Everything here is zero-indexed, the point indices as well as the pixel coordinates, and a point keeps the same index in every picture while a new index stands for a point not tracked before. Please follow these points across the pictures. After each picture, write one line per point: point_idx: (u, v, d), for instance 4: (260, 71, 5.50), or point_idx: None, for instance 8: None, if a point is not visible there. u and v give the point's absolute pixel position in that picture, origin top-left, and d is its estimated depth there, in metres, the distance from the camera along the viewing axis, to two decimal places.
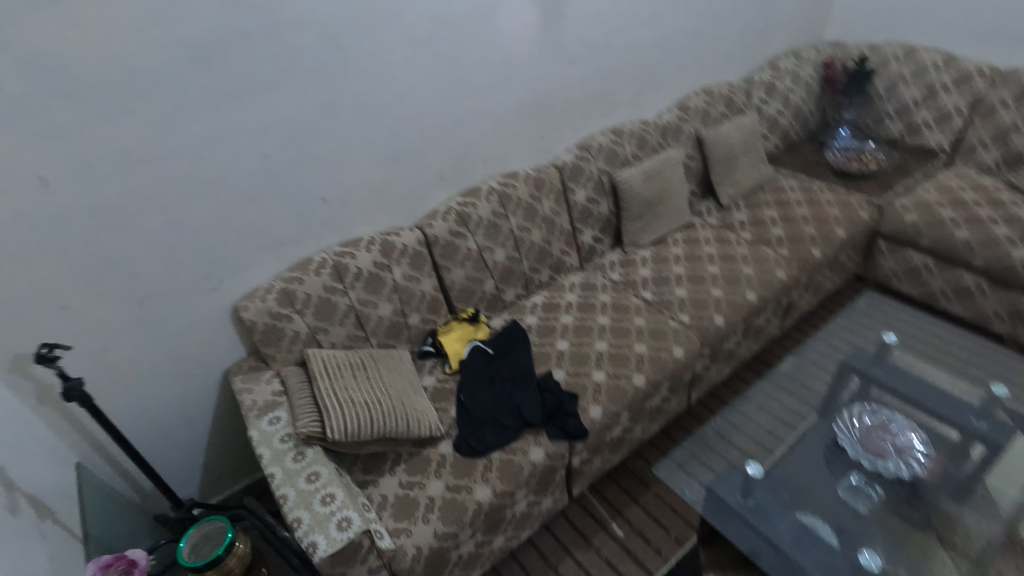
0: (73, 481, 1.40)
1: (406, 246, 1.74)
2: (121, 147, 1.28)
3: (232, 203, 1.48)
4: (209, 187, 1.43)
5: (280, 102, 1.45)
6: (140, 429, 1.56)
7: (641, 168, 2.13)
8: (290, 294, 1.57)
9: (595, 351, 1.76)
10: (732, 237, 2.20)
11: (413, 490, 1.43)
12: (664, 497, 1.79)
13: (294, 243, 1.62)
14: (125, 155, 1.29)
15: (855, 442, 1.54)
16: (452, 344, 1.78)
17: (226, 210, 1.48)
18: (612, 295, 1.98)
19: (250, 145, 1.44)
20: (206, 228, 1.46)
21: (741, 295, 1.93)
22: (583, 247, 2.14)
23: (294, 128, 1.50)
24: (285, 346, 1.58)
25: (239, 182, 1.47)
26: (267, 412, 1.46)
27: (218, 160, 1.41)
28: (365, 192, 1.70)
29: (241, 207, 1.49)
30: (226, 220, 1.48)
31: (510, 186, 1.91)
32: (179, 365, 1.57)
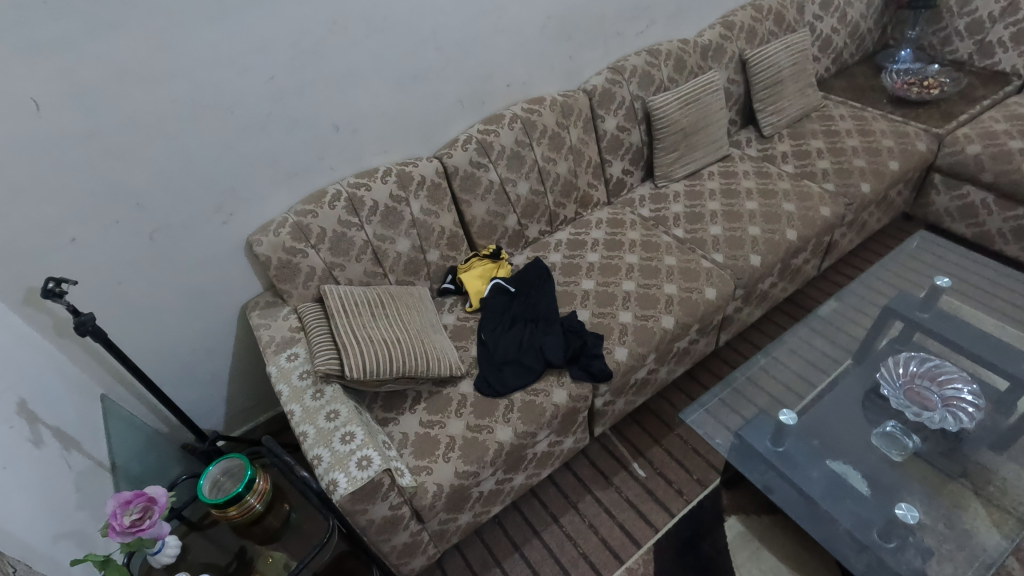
0: (98, 413, 1.41)
1: (424, 178, 1.64)
2: (114, 66, 1.18)
3: (238, 129, 1.38)
4: (213, 111, 1.33)
5: (284, 15, 1.31)
6: (161, 363, 1.56)
7: (678, 93, 1.95)
8: (304, 228, 1.50)
9: (622, 291, 1.68)
10: (774, 170, 2.05)
11: (433, 429, 1.41)
12: (687, 439, 1.76)
13: (306, 173, 1.54)
14: (120, 75, 1.19)
15: (897, 389, 1.48)
16: (473, 282, 1.72)
17: (233, 138, 1.38)
18: (641, 232, 1.88)
19: (253, 64, 1.33)
20: (212, 157, 1.38)
21: (781, 233, 1.81)
22: (612, 180, 2.01)
23: (301, 45, 1.37)
24: (301, 282, 1.53)
25: (244, 106, 1.36)
26: (285, 349, 1.44)
27: (220, 81, 1.30)
28: (379, 118, 1.58)
29: (247, 134, 1.40)
30: (232, 148, 1.40)
31: (535, 113, 1.76)
32: (195, 300, 1.54)
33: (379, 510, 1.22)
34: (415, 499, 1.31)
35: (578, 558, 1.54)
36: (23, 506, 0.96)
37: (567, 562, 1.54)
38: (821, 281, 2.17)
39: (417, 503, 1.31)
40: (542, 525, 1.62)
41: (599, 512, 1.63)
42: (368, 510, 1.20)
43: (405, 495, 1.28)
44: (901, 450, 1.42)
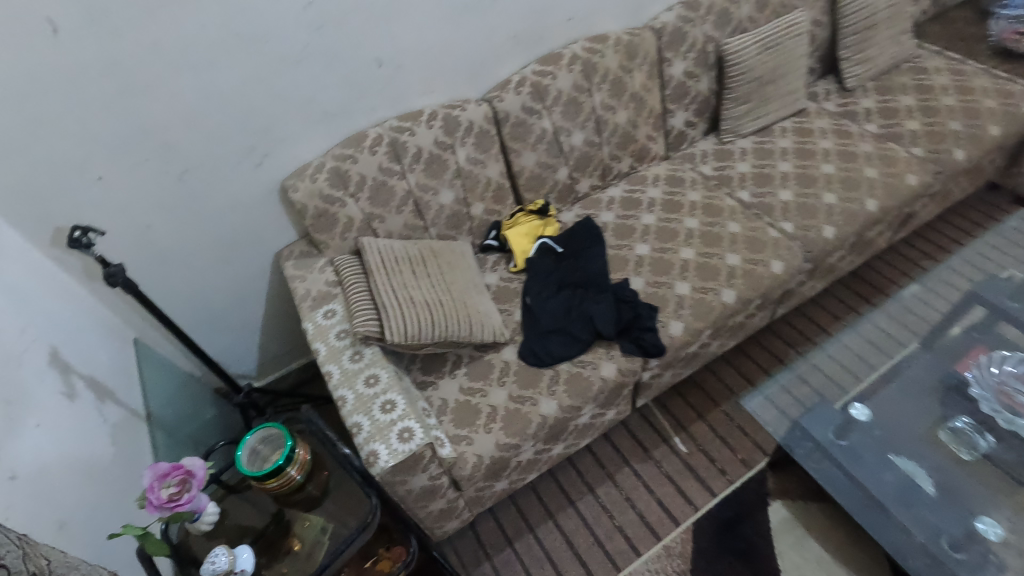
0: (132, 358, 1.37)
1: (473, 123, 1.49)
2: None
3: (273, 62, 1.24)
4: (245, 40, 1.19)
5: None
6: (194, 309, 1.51)
7: (758, 35, 1.73)
8: (342, 174, 1.39)
9: (680, 259, 1.55)
10: (855, 129, 1.84)
11: (474, 397, 1.34)
12: (733, 416, 1.68)
13: (345, 113, 1.40)
14: None
15: (988, 391, 1.33)
16: (518, 240, 1.60)
17: (267, 71, 1.25)
18: (702, 193, 1.72)
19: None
20: (244, 92, 1.25)
21: (859, 203, 1.63)
22: (672, 132, 1.84)
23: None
24: (339, 232, 1.44)
25: (280, 35, 1.22)
26: (322, 304, 1.36)
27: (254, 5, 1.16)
28: (426, 52, 1.42)
29: (282, 68, 1.26)
30: (266, 84, 1.26)
31: (597, 54, 1.58)
32: (227, 246, 1.45)
33: (417, 479, 1.18)
34: (453, 469, 1.26)
35: (613, 531, 1.50)
36: (57, 465, 0.93)
37: (601, 534, 1.50)
38: (889, 254, 2.00)
39: (455, 473, 1.27)
40: (577, 494, 1.58)
41: (637, 485, 1.58)
42: (407, 480, 1.16)
43: (445, 465, 1.23)
44: (971, 450, 1.32)
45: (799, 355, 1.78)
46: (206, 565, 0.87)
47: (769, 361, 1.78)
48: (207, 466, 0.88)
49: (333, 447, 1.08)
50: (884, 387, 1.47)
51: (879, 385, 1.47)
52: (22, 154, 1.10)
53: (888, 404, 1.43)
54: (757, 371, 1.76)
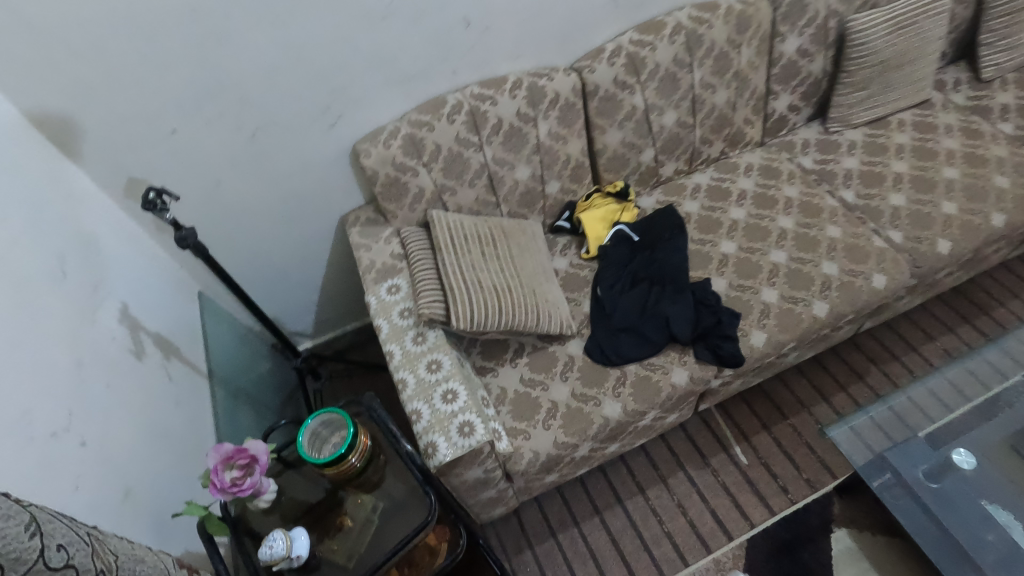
0: (197, 313, 1.37)
1: (559, 95, 1.37)
2: None
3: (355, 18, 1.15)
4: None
5: None
6: (258, 266, 1.49)
7: (891, 12, 1.51)
8: (417, 142, 1.31)
9: (769, 262, 1.41)
10: (987, 128, 1.61)
11: (535, 390, 1.29)
12: (802, 432, 1.57)
13: (425, 75, 1.30)
14: None
15: None
16: (593, 225, 1.49)
17: (349, 27, 1.16)
18: (800, 189, 1.56)
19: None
20: (323, 48, 1.17)
21: (984, 216, 1.44)
22: (772, 116, 1.66)
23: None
24: (408, 203, 1.37)
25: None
26: (386, 278, 1.31)
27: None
28: (517, 13, 1.29)
29: (364, 25, 1.17)
30: (346, 40, 1.18)
31: (704, 24, 1.41)
32: (294, 206, 1.41)
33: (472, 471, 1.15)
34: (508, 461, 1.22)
35: (661, 537, 1.45)
36: (123, 428, 0.92)
37: (649, 539, 1.45)
38: (1000, 272, 1.79)
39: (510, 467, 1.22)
40: (627, 493, 1.53)
41: (691, 493, 1.51)
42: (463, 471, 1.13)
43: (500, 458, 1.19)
44: None
45: (882, 374, 1.64)
46: (264, 549, 0.86)
47: (847, 377, 1.65)
48: (269, 453, 0.86)
49: (395, 442, 1.03)
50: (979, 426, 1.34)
51: (972, 422, 1.34)
52: (100, 101, 1.06)
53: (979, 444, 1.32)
54: (833, 387, 1.64)
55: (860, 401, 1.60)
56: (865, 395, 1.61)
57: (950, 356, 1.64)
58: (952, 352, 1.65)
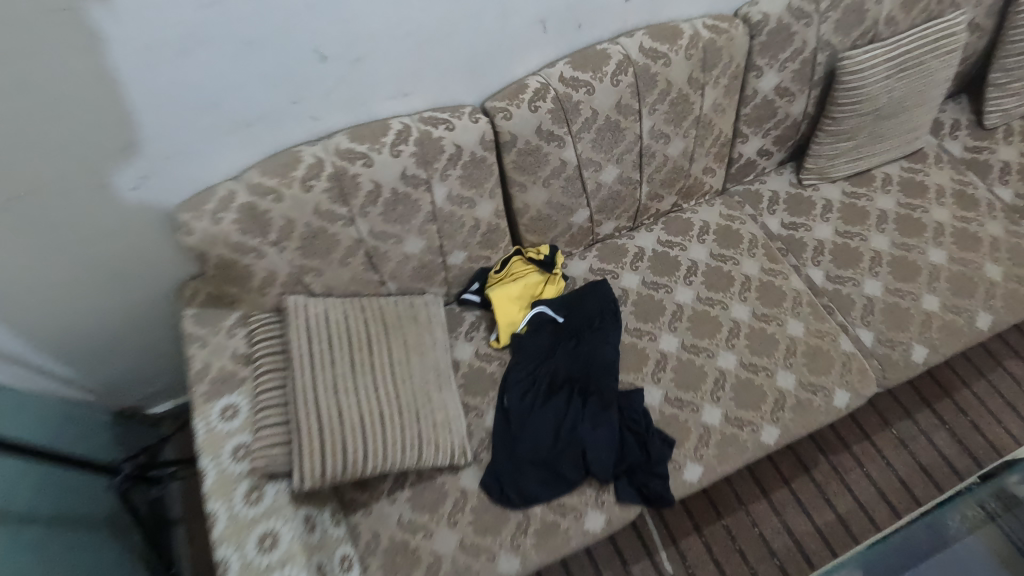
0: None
1: (461, 150, 1.02)
2: None
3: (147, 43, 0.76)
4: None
5: None
6: (57, 340, 1.14)
7: (895, 48, 1.19)
8: (258, 214, 0.95)
9: (715, 368, 1.16)
10: (983, 193, 1.35)
11: (415, 538, 1.02)
12: (736, 537, 1.39)
13: (270, 123, 0.93)
14: None
15: None
16: (506, 306, 1.19)
17: (139, 57, 0.77)
18: (761, 264, 1.28)
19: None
20: (99, 85, 0.78)
21: (969, 316, 1.20)
22: (738, 162, 1.35)
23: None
24: (255, 286, 1.03)
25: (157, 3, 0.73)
26: (222, 393, 0.99)
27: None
28: (401, 42, 0.91)
29: (162, 53, 0.78)
30: (139, 76, 0.79)
31: (659, 59, 1.05)
32: (95, 276, 1.05)
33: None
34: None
35: None
36: None
37: None
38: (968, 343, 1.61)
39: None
40: None
41: None
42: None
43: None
44: None
45: (830, 467, 1.48)
46: None
47: (791, 469, 1.47)
48: None
49: None
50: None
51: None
52: None
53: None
54: (774, 479, 1.46)
55: (803, 499, 1.43)
56: (809, 492, 1.44)
57: (904, 449, 1.49)
58: (906, 442, 1.50)
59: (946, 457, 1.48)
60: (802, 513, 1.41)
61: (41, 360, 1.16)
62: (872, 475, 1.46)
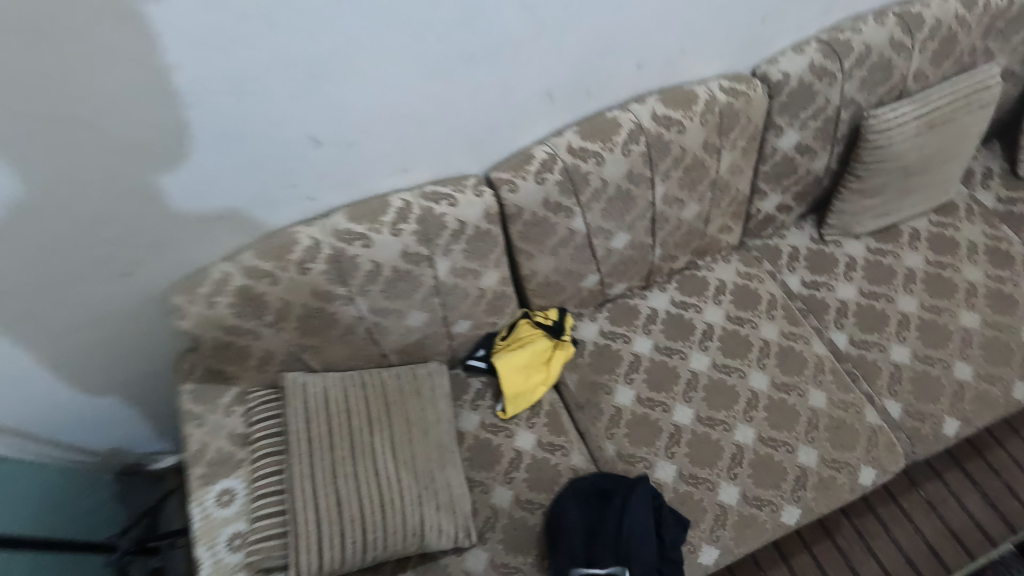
0: None
1: (465, 226, 0.98)
2: None
3: (83, 149, 0.72)
4: (22, 121, 0.67)
5: None
6: (61, 413, 1.12)
7: (922, 105, 1.13)
8: (254, 298, 0.92)
9: (733, 443, 1.10)
10: (1017, 249, 1.28)
11: None
12: None
13: (266, 205, 0.90)
14: None
15: None
16: (511, 374, 1.15)
17: (82, 162, 0.73)
18: (781, 327, 1.22)
19: (54, 23, 0.62)
20: (55, 197, 0.75)
21: (1005, 386, 1.14)
22: (756, 218, 1.29)
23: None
24: (254, 364, 1.00)
25: (69, 112, 0.68)
26: (219, 478, 0.96)
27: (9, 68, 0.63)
28: (365, 111, 0.83)
29: (99, 155, 0.74)
30: (86, 178, 0.75)
31: (673, 126, 1.01)
32: (96, 354, 1.03)
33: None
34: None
35: None
36: None
37: None
38: None
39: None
40: None
41: None
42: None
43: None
44: None
45: (853, 530, 1.39)
46: None
47: (813, 533, 1.39)
48: None
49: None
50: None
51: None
52: None
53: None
54: (794, 545, 1.39)
55: (827, 568, 1.35)
56: (833, 559, 1.36)
57: (933, 513, 1.40)
58: (936, 507, 1.40)
59: (979, 522, 1.38)
60: None
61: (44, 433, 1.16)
62: (899, 540, 1.37)
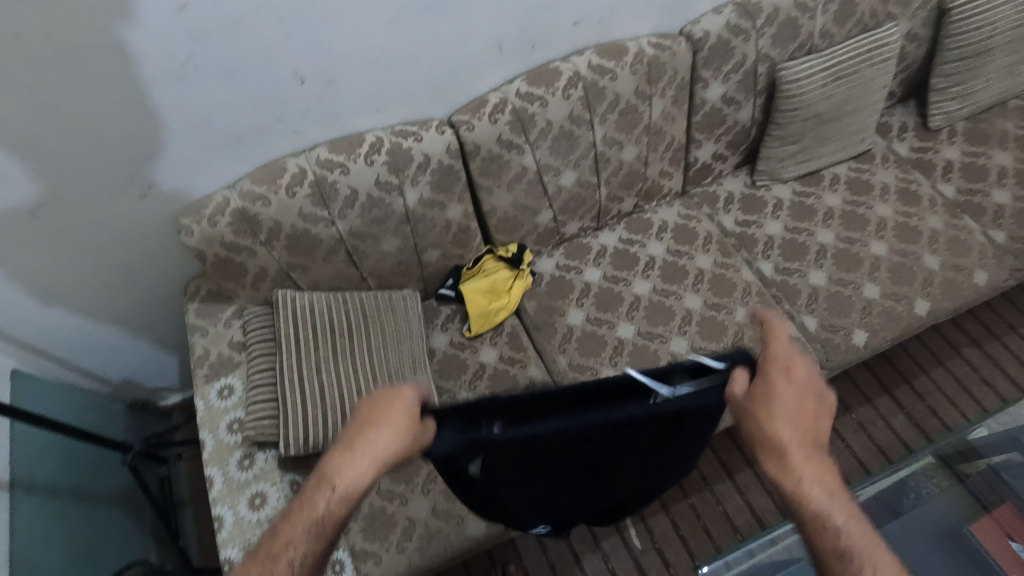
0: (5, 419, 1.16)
1: (429, 161, 1.15)
2: None
3: (111, 79, 0.89)
4: (68, 57, 0.84)
5: None
6: (83, 332, 1.30)
7: (828, 59, 1.31)
8: (250, 218, 1.08)
9: (669, 352, 1.26)
10: (925, 189, 1.45)
11: (392, 504, 1.15)
12: (701, 514, 1.47)
13: (259, 136, 1.07)
14: None
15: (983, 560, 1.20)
16: (476, 299, 1.30)
17: (110, 91, 0.90)
18: (715, 258, 1.38)
19: None
20: (90, 123, 0.92)
21: (907, 303, 1.30)
22: (695, 165, 1.45)
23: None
24: (249, 282, 1.17)
25: (102, 46, 0.84)
26: (221, 375, 1.12)
27: (53, 7, 0.79)
28: (342, 55, 1.01)
29: (124, 90, 0.90)
30: (115, 106, 0.92)
31: (607, 75, 1.18)
32: (116, 274, 1.20)
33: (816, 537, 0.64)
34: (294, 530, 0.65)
35: None
36: None
37: None
38: (928, 333, 1.67)
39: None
40: None
41: None
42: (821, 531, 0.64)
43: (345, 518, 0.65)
44: None
45: None
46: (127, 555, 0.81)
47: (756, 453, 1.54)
48: None
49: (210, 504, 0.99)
50: (954, 484, 1.31)
51: (946, 481, 1.31)
52: None
53: (958, 505, 1.29)
54: (739, 461, 1.53)
55: (766, 481, 1.50)
56: None
57: (863, 432, 1.54)
58: (866, 426, 1.55)
59: (903, 439, 1.53)
60: (765, 492, 1.48)
61: (67, 353, 1.32)
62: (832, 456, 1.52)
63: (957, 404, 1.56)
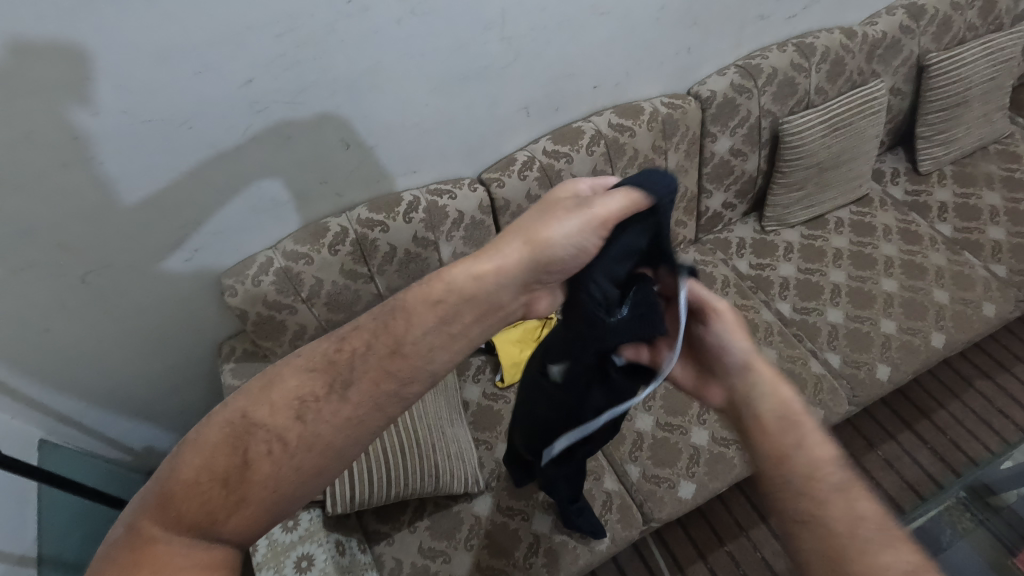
0: (30, 491, 1.12)
1: (462, 217, 1.20)
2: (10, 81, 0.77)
3: (177, 148, 0.93)
4: (142, 128, 0.89)
5: None
6: (111, 399, 1.27)
7: (825, 113, 1.42)
8: (292, 277, 1.11)
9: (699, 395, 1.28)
10: (925, 229, 1.53)
11: (435, 563, 1.12)
12: (740, 563, 1.43)
13: (303, 199, 1.12)
14: (16, 91, 0.78)
15: None
16: (507, 348, 1.34)
17: (175, 158, 0.94)
18: (734, 301, 1.43)
19: (174, 51, 0.84)
20: (151, 189, 0.96)
21: (924, 337, 1.34)
22: (706, 215, 1.53)
23: (239, 20, 0.85)
24: (288, 340, 1.18)
25: (172, 117, 0.90)
26: None
27: (130, 83, 0.84)
28: (384, 122, 1.07)
29: (188, 157, 0.95)
30: (177, 172, 0.96)
31: (625, 132, 1.27)
32: (153, 337, 1.20)
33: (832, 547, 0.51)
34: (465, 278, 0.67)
35: None
36: None
37: None
38: (940, 367, 1.72)
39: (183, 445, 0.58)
40: None
41: None
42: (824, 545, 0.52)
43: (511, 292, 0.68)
44: None
45: None
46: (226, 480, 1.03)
47: None
48: None
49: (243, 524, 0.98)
50: (978, 526, 1.28)
51: (970, 524, 1.29)
52: None
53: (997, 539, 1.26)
54: None
55: None
56: None
57: (891, 468, 1.55)
58: (893, 463, 1.56)
59: (931, 474, 1.53)
60: None
61: (93, 422, 1.29)
62: None
63: (978, 437, 1.57)
